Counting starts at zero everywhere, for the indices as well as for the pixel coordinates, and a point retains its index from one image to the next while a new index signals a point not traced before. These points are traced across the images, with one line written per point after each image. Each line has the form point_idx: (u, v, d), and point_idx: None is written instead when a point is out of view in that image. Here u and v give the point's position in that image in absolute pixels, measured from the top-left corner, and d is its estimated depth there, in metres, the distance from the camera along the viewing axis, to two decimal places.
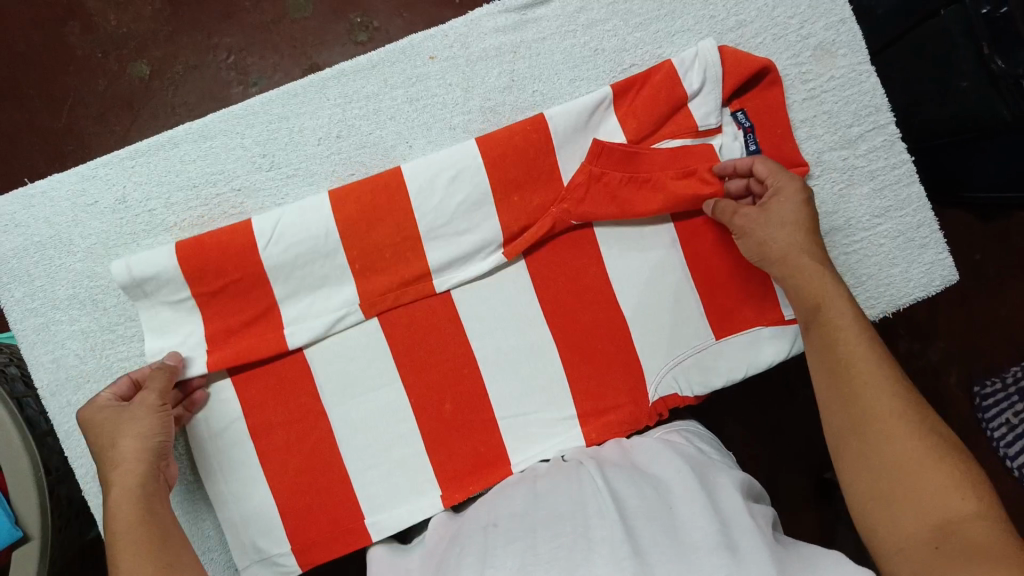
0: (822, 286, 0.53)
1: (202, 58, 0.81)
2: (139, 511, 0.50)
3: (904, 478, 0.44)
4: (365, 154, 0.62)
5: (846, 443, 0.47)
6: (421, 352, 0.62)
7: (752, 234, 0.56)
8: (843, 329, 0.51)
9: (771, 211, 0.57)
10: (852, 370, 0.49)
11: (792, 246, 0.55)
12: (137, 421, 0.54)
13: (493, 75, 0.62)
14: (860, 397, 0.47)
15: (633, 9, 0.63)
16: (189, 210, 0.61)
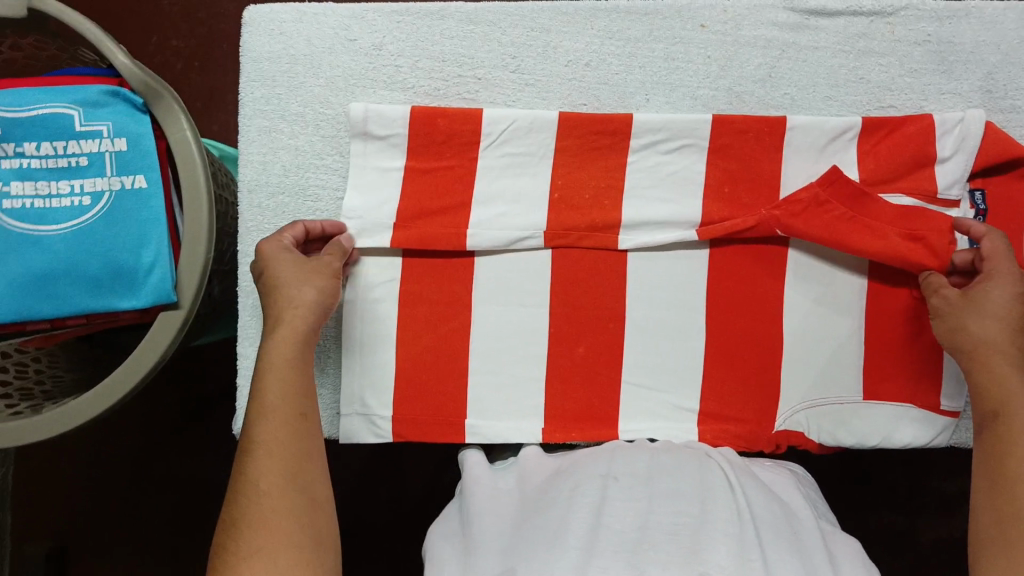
0: (1011, 390, 0.52)
1: None
2: (295, 368, 0.53)
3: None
4: (604, 91, 0.63)
5: (990, 548, 0.47)
6: (578, 291, 0.63)
7: (958, 317, 0.55)
8: (1022, 442, 0.50)
9: (987, 302, 0.55)
10: (1020, 486, 0.48)
11: (996, 344, 0.54)
12: (303, 274, 0.56)
13: (753, 63, 0.62)
14: (1017, 515, 0.47)
15: (913, 54, 0.62)
16: (431, 79, 0.64)
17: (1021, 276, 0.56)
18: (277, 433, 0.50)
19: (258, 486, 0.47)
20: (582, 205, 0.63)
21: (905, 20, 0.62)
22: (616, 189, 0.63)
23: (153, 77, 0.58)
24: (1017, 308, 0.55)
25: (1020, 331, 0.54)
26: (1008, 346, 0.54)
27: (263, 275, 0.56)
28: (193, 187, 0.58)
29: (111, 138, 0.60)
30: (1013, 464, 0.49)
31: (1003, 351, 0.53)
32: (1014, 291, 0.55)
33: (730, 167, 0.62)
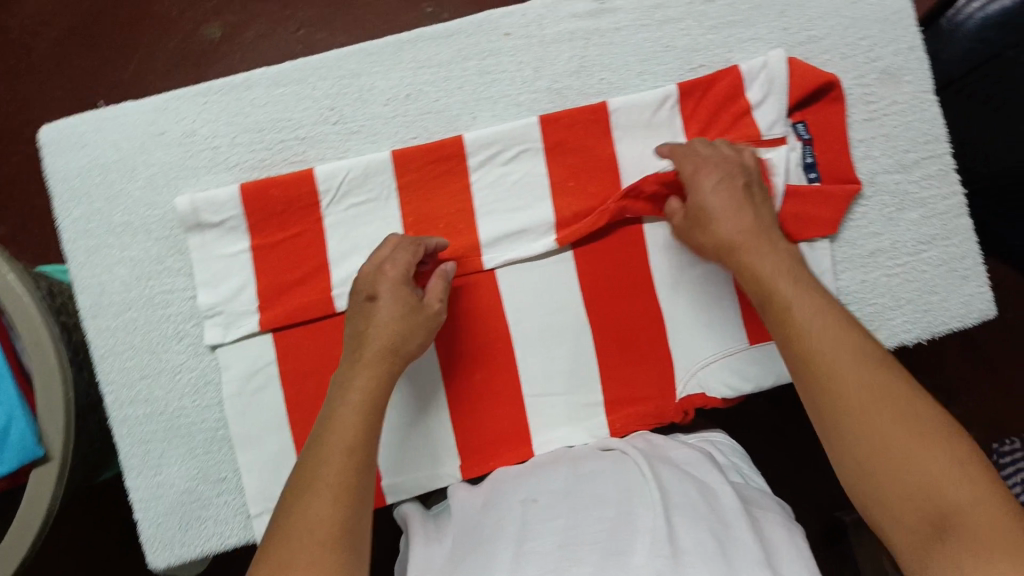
0: (777, 277, 0.54)
1: None
2: (365, 400, 0.50)
3: (904, 469, 0.43)
4: (429, 120, 0.63)
5: (829, 429, 0.47)
6: (457, 320, 0.62)
7: (695, 236, 0.59)
8: (807, 317, 0.51)
9: (705, 208, 0.58)
10: (822, 358, 0.49)
11: (734, 241, 0.57)
12: (406, 306, 0.55)
13: (564, 58, 0.63)
14: (843, 388, 0.47)
15: (709, 13, 0.64)
16: (253, 152, 0.62)
17: (720, 167, 0.59)
18: (342, 471, 0.46)
19: (313, 516, 0.43)
20: (439, 237, 0.62)
21: None
22: (462, 211, 0.62)
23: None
24: (736, 203, 0.58)
25: (746, 219, 0.57)
26: (757, 236, 0.57)
27: (374, 303, 0.54)
28: (31, 326, 0.54)
29: None
30: (811, 348, 0.50)
31: (749, 256, 0.56)
32: (720, 186, 0.58)
33: (569, 161, 0.63)
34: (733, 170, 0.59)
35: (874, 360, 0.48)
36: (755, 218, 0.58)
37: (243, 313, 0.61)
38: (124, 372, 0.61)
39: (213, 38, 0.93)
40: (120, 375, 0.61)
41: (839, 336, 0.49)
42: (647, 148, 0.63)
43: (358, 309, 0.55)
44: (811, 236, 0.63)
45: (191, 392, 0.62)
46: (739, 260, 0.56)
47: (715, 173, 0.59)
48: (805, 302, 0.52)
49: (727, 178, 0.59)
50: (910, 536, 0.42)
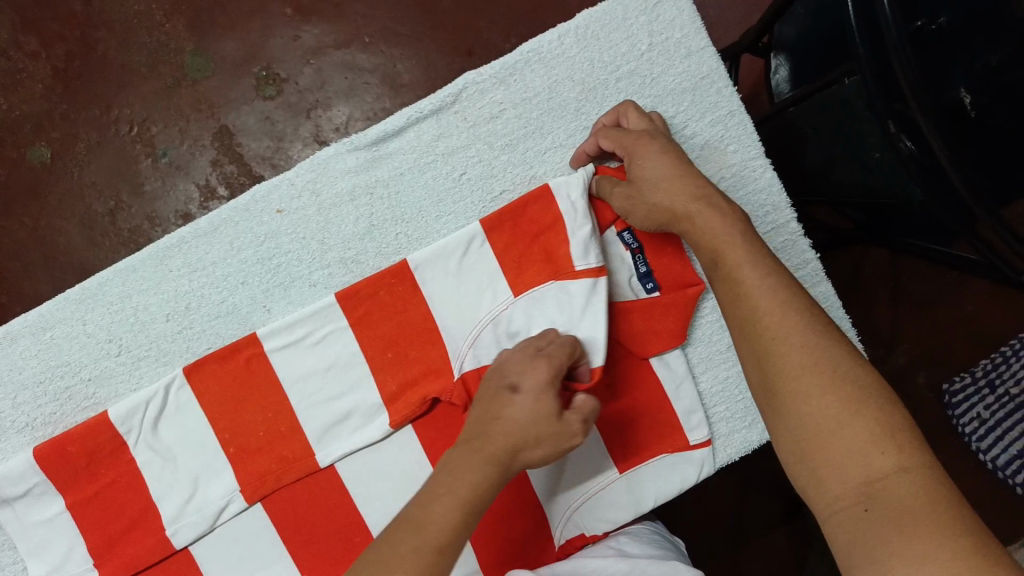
0: (719, 232, 0.48)
1: (103, 134, 0.77)
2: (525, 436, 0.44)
3: (838, 428, 0.40)
4: (219, 324, 0.57)
5: (767, 399, 0.43)
6: (308, 524, 0.58)
7: (636, 203, 0.52)
8: (746, 274, 0.46)
9: (652, 173, 0.52)
10: (758, 303, 0.45)
11: (676, 210, 0.50)
12: (547, 401, 0.45)
13: (350, 221, 0.57)
14: (780, 342, 0.43)
15: (497, 130, 0.57)
16: (40, 406, 0.56)
17: (657, 137, 0.53)
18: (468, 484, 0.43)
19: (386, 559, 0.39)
20: (261, 447, 0.57)
21: (470, 101, 0.57)
22: (279, 413, 0.57)
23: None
24: (674, 164, 0.52)
25: (693, 180, 0.51)
26: (693, 187, 0.51)
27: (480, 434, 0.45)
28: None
29: None
30: (741, 302, 0.46)
31: (679, 188, 0.51)
32: (655, 156, 0.52)
33: (382, 331, 0.57)
34: (661, 140, 0.53)
35: (815, 325, 0.43)
36: (683, 161, 0.52)
37: (79, 572, 0.57)
38: None
39: (46, 160, 0.76)
40: None
41: (778, 292, 0.45)
42: (462, 300, 0.57)
43: (491, 402, 0.47)
44: (660, 349, 0.58)
45: None
46: (685, 227, 0.50)
47: (642, 152, 0.53)
48: (738, 253, 0.47)
49: (661, 143, 0.53)
50: (835, 502, 0.39)
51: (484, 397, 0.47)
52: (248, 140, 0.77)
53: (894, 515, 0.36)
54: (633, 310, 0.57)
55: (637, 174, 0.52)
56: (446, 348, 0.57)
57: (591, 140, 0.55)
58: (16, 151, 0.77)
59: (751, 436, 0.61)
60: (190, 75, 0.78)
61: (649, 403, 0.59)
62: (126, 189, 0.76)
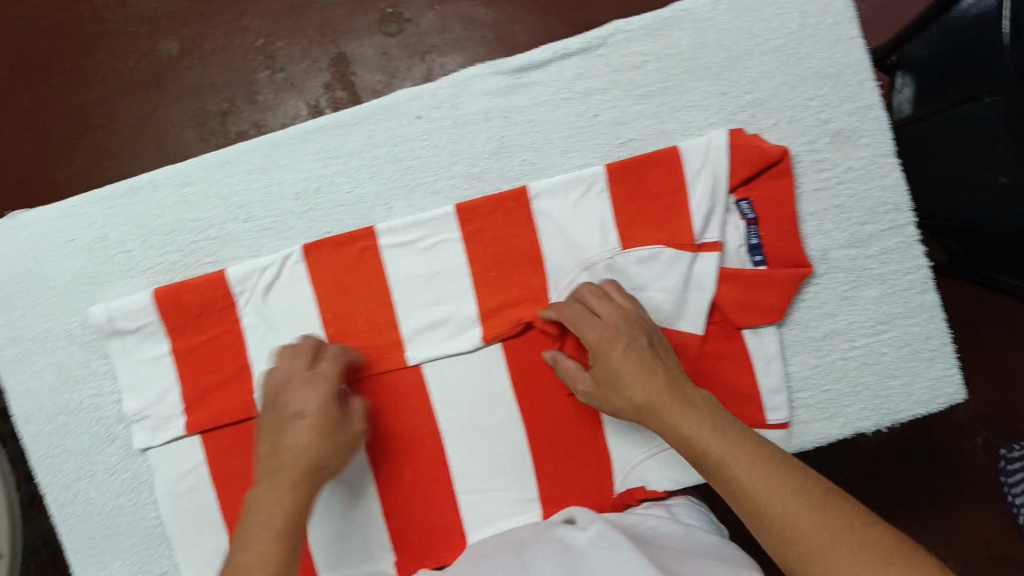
0: (690, 425, 0.52)
1: (230, 41, 0.82)
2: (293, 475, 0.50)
3: (849, 572, 0.42)
4: (342, 212, 0.60)
5: (786, 555, 0.45)
6: (386, 418, 0.61)
7: (607, 399, 0.56)
8: (740, 466, 0.48)
9: (619, 375, 0.54)
10: (746, 480, 0.48)
11: (652, 404, 0.53)
12: (327, 399, 0.53)
13: (480, 139, 0.59)
14: (790, 545, 0.45)
15: (636, 80, 0.59)
16: (165, 254, 0.60)
17: (622, 331, 0.55)
18: (280, 519, 0.48)
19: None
20: (355, 336, 0.60)
21: (616, 48, 0.59)
22: (379, 308, 0.60)
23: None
24: (627, 364, 0.54)
25: (657, 378, 0.54)
26: (643, 352, 0.55)
27: (298, 417, 0.52)
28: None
29: None
30: (752, 496, 0.47)
31: (638, 387, 0.54)
32: (616, 349, 0.55)
33: (492, 251, 0.60)
34: (626, 336, 0.55)
35: (784, 458, 0.49)
36: (646, 354, 0.55)
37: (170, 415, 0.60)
38: (61, 474, 0.62)
39: (173, 54, 0.82)
40: (57, 477, 0.62)
41: (767, 479, 0.47)
42: (572, 238, 0.59)
43: (279, 425, 0.53)
44: (754, 322, 0.59)
45: (126, 491, 0.62)
46: (660, 425, 0.53)
47: (609, 322, 0.56)
48: (714, 417, 0.52)
49: (628, 343, 0.55)
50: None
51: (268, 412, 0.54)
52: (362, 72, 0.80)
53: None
54: (735, 279, 0.59)
55: (597, 313, 0.56)
56: (547, 281, 0.60)
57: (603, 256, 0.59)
58: (150, 40, 0.82)
59: (829, 428, 0.60)
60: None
61: (735, 375, 0.60)
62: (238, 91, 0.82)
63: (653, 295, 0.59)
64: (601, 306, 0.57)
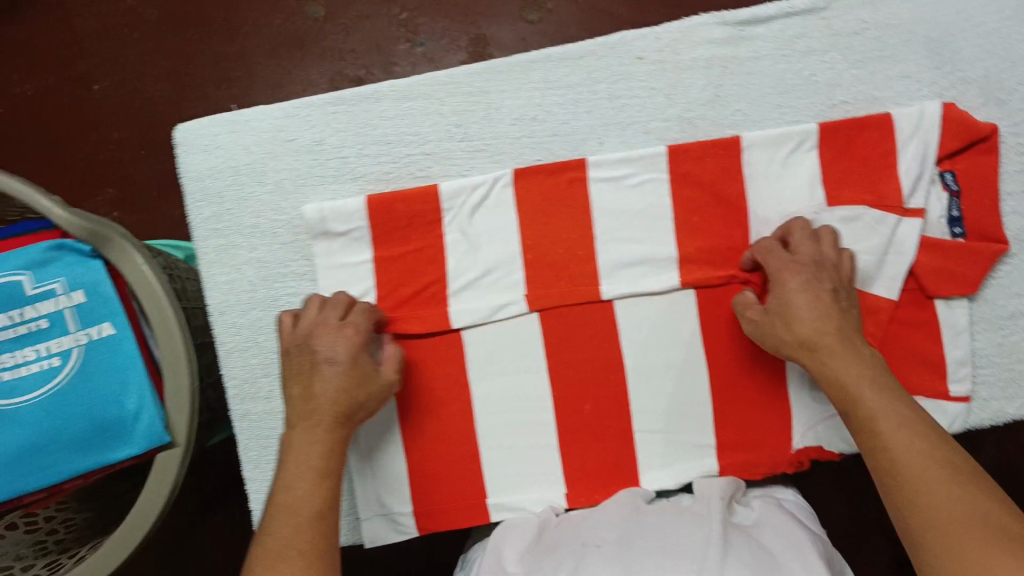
0: (852, 377, 0.51)
1: (375, 11, 0.95)
2: (326, 441, 0.51)
3: (975, 546, 0.41)
4: (555, 142, 0.62)
5: (907, 514, 0.45)
6: (572, 350, 0.63)
7: (772, 330, 0.56)
8: (886, 424, 0.48)
9: (790, 305, 0.55)
10: (888, 436, 0.48)
11: (815, 343, 0.53)
12: (358, 340, 0.55)
13: (698, 86, 0.61)
14: (922, 493, 0.44)
15: (855, 45, 0.61)
16: (379, 164, 0.62)
17: (809, 269, 0.56)
18: (319, 462, 0.50)
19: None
20: (555, 265, 0.62)
21: (839, 12, 0.61)
22: (579, 240, 0.62)
23: (103, 223, 0.58)
24: (812, 296, 0.55)
25: (828, 321, 0.54)
26: (820, 293, 0.55)
27: (328, 365, 0.54)
28: (166, 334, 0.57)
29: (67, 292, 0.58)
30: (892, 454, 0.47)
31: (803, 327, 0.54)
32: (806, 283, 0.55)
33: (698, 197, 0.61)
34: (812, 273, 0.56)
35: (931, 427, 0.48)
36: (821, 300, 0.55)
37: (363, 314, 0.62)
38: (249, 368, 0.63)
39: (317, 17, 0.95)
40: (245, 370, 0.63)
41: (914, 436, 0.47)
42: (779, 192, 0.61)
43: (307, 371, 0.54)
44: (949, 292, 0.61)
45: None
46: (822, 364, 0.53)
47: (789, 267, 0.56)
48: (860, 371, 0.51)
49: (814, 279, 0.56)
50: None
51: (302, 347, 0.55)
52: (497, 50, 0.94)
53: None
54: (935, 247, 0.60)
55: (788, 254, 0.57)
56: (752, 232, 0.61)
57: (753, 248, 0.60)
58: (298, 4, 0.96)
59: (1008, 408, 0.62)
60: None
61: (921, 344, 0.62)
62: (378, 59, 0.95)
63: (853, 255, 0.60)
64: (800, 241, 0.58)
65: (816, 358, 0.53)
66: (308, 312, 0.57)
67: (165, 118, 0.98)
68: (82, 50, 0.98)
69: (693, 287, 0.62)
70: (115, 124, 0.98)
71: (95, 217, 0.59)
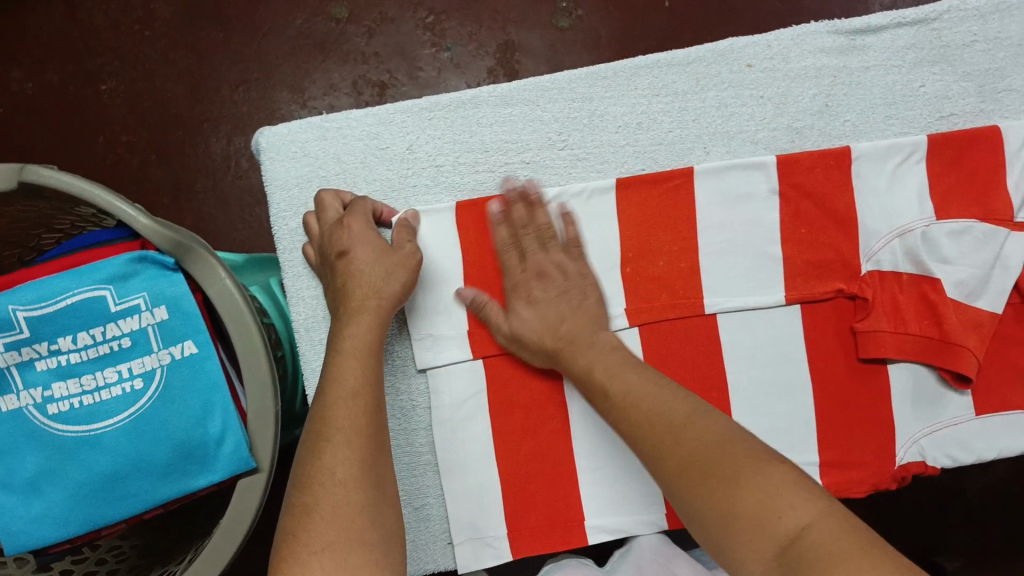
0: (615, 381, 0.50)
1: (401, 14, 0.90)
2: (373, 332, 0.50)
3: (738, 493, 0.40)
4: (660, 153, 0.59)
5: (666, 469, 0.44)
6: (675, 366, 0.59)
7: (525, 355, 0.56)
8: (644, 399, 0.47)
9: (518, 321, 0.55)
10: (642, 407, 0.47)
11: (557, 349, 0.54)
12: (362, 227, 0.54)
13: (808, 95, 0.59)
14: (680, 491, 0.43)
15: (964, 58, 0.60)
16: (475, 173, 0.59)
17: (536, 276, 0.56)
18: (363, 340, 0.50)
19: (336, 470, 0.43)
20: (657, 276, 0.60)
21: (950, 23, 0.60)
22: (682, 252, 0.60)
23: (179, 231, 0.49)
24: (551, 308, 0.55)
25: (554, 322, 0.55)
26: (558, 297, 0.56)
27: (341, 254, 0.53)
28: (250, 354, 0.48)
29: (151, 309, 0.50)
30: (646, 425, 0.46)
31: (583, 356, 0.53)
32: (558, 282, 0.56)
33: (804, 208, 0.60)
34: (553, 291, 0.56)
35: (697, 415, 0.45)
36: (550, 309, 0.55)
37: (448, 325, 0.59)
38: None
39: (339, 18, 0.90)
40: None
41: (664, 395, 0.47)
42: (888, 204, 0.60)
43: (332, 273, 0.54)
44: None
45: (398, 415, 0.59)
46: (563, 367, 0.53)
47: (508, 257, 0.57)
48: (638, 383, 0.49)
49: (544, 291, 0.56)
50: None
51: (325, 265, 0.54)
52: (527, 59, 0.90)
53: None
54: None
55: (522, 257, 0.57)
56: (860, 244, 0.59)
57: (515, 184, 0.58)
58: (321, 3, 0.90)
59: None
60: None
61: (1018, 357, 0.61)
62: (402, 63, 0.90)
63: (958, 269, 0.58)
64: (528, 242, 0.57)
65: (561, 365, 0.54)
66: (322, 209, 0.56)
67: (178, 121, 0.90)
68: (95, 44, 0.90)
69: (799, 303, 0.60)
70: (124, 126, 0.90)
71: (175, 225, 0.50)
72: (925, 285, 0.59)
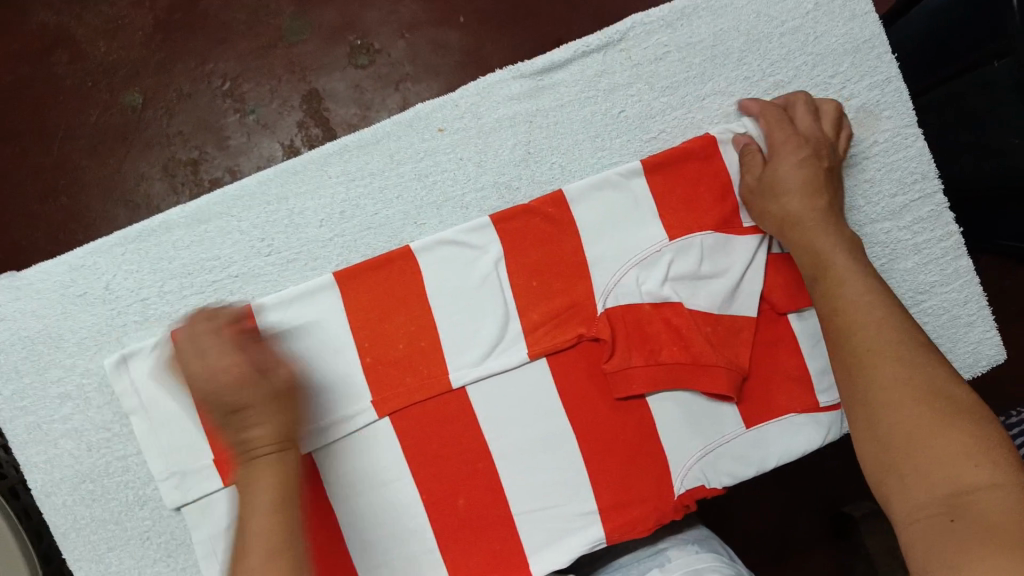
0: (850, 274, 0.51)
1: (196, 87, 0.79)
2: (266, 490, 0.47)
3: (931, 431, 0.42)
4: (370, 236, 0.57)
5: (865, 395, 0.46)
6: (433, 445, 0.57)
7: (761, 204, 0.56)
8: (865, 306, 0.49)
9: (779, 176, 0.56)
10: (858, 326, 0.49)
11: (799, 216, 0.54)
12: (240, 367, 0.50)
13: (507, 146, 0.58)
14: (879, 416, 0.45)
15: (659, 72, 0.58)
16: (184, 299, 0.56)
17: (807, 147, 0.56)
18: (282, 485, 0.48)
19: (248, 537, 0.46)
20: (397, 361, 0.57)
21: (637, 40, 0.58)
22: (417, 330, 0.57)
23: None
24: (804, 180, 0.55)
25: (814, 190, 0.55)
26: (812, 186, 0.55)
27: (239, 418, 0.49)
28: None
29: None
30: (858, 341, 0.48)
31: (824, 235, 0.54)
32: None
33: (529, 257, 0.58)
34: (813, 156, 0.56)
35: (920, 347, 0.46)
36: (815, 178, 0.56)
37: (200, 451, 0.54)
38: (90, 546, 0.55)
39: (137, 105, 0.78)
40: (89, 551, 0.54)
41: (881, 310, 0.49)
42: (616, 237, 0.58)
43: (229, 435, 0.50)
44: (799, 305, 0.59)
45: (164, 557, 0.55)
46: (800, 237, 0.54)
47: (779, 141, 0.57)
48: (877, 298, 0.49)
49: (811, 158, 0.56)
50: (920, 509, 0.40)
51: (217, 422, 0.50)
52: (334, 105, 0.78)
53: (990, 532, 0.37)
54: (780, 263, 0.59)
55: (799, 137, 0.56)
56: (592, 284, 0.58)
57: (756, 103, 0.58)
58: (111, 93, 0.79)
59: None
60: (287, 38, 0.80)
61: (782, 358, 0.59)
62: (211, 140, 0.78)
63: (704, 283, 0.58)
64: (802, 118, 0.57)
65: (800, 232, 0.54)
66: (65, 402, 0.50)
67: None
68: None
69: (545, 356, 0.58)
70: None
71: None
72: (668, 308, 0.57)
